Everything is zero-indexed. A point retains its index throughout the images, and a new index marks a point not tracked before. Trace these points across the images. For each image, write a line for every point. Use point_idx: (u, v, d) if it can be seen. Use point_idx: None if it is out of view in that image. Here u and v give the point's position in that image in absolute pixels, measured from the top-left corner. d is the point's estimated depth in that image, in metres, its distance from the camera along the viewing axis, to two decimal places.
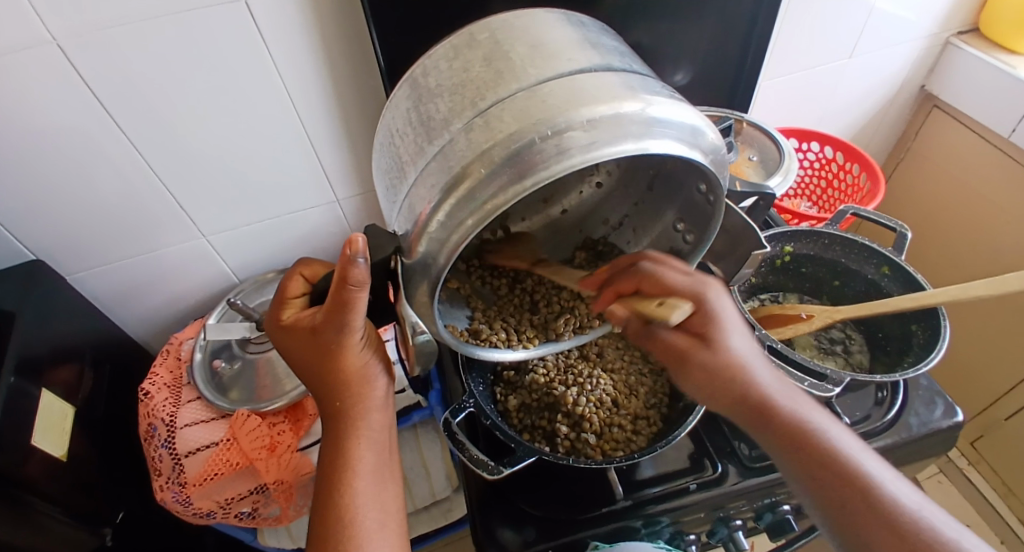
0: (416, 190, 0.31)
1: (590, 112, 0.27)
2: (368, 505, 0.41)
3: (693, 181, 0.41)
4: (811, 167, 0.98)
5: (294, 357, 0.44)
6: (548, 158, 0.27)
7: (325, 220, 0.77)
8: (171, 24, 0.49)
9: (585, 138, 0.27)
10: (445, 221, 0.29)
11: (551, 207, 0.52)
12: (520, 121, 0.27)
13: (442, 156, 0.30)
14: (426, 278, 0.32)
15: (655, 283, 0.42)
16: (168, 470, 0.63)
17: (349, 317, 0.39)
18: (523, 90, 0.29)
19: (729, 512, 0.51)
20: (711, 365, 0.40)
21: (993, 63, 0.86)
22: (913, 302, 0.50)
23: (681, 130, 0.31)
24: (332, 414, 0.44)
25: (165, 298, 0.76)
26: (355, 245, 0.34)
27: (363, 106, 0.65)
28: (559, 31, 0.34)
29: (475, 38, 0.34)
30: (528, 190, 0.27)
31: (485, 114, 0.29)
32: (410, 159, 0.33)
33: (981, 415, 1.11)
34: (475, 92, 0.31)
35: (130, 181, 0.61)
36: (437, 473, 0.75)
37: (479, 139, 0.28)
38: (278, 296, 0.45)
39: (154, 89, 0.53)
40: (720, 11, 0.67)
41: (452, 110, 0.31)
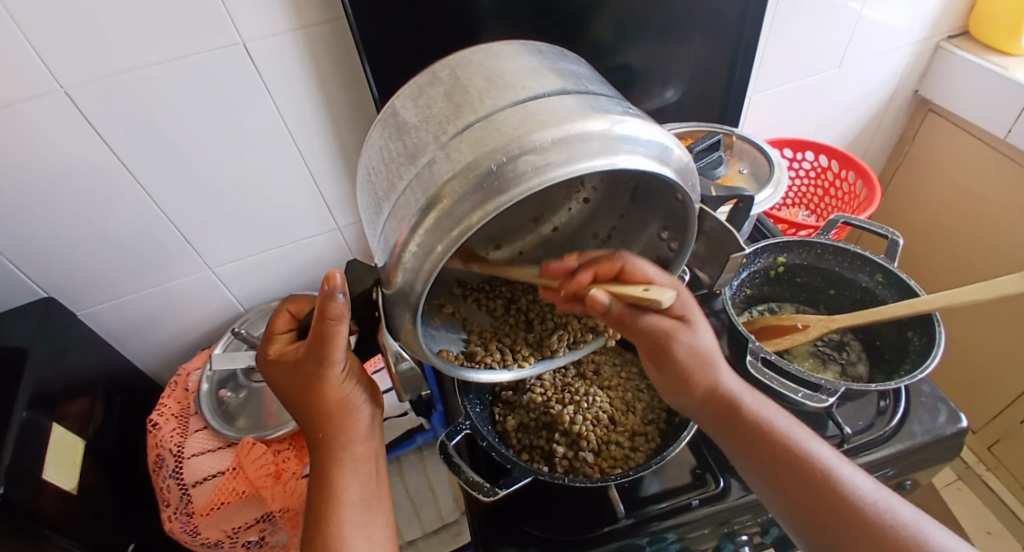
0: (391, 224, 0.33)
1: (544, 136, 0.28)
2: (355, 534, 0.42)
3: (671, 193, 0.42)
4: (807, 176, 0.99)
5: (280, 390, 0.45)
6: (503, 184, 0.28)
7: (327, 247, 0.79)
8: (173, 70, 0.52)
9: (540, 161, 0.28)
10: (416, 250, 0.31)
11: (541, 226, 0.53)
12: (477, 151, 0.29)
13: (410, 189, 0.31)
14: (407, 306, 0.34)
15: (638, 271, 0.41)
16: (176, 500, 0.64)
17: (330, 349, 0.40)
18: (481, 120, 0.30)
19: (734, 528, 0.51)
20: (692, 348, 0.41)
21: (985, 66, 0.87)
22: (907, 309, 0.50)
23: (648, 148, 0.32)
24: (317, 446, 0.44)
25: (175, 330, 0.78)
26: (334, 281, 0.36)
27: (362, 135, 0.67)
28: (516, 61, 0.36)
29: (438, 76, 0.36)
30: (489, 216, 0.28)
31: (445, 146, 0.30)
32: (384, 194, 0.35)
33: (998, 419, 1.09)
34: (438, 125, 0.32)
35: (136, 218, 0.63)
36: (444, 496, 0.74)
37: (442, 171, 0.29)
38: (266, 332, 0.47)
39: (157, 130, 0.56)
40: (705, 30, 0.69)
41: (418, 144, 0.33)
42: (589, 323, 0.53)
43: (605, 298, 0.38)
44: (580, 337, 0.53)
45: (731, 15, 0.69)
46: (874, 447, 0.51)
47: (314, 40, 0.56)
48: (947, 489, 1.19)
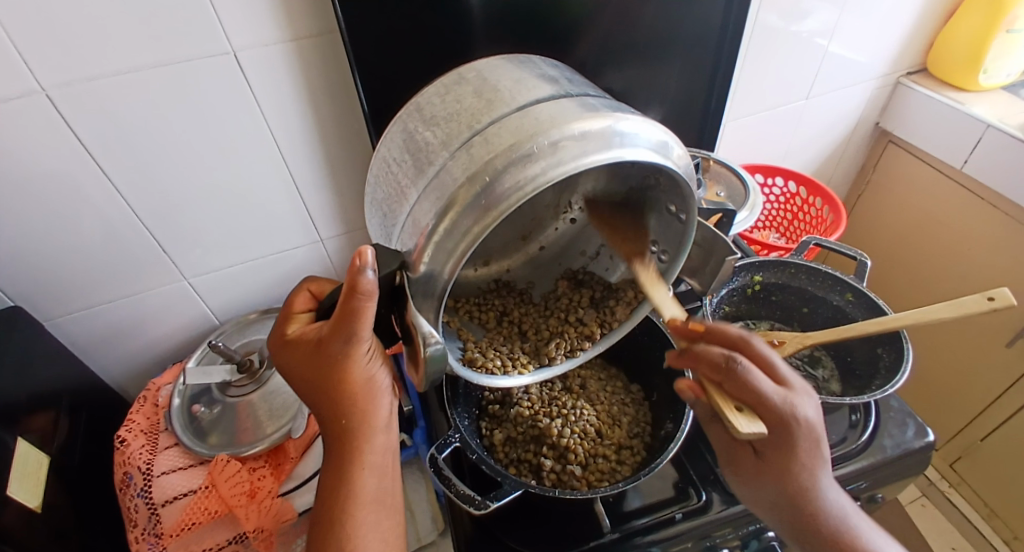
0: (419, 207, 0.33)
1: (581, 126, 0.30)
2: (368, 535, 0.41)
3: (663, 203, 0.45)
4: (777, 201, 1.04)
5: (296, 372, 0.43)
6: (545, 165, 0.29)
7: (308, 260, 0.78)
8: (171, 74, 0.52)
9: (577, 148, 0.30)
10: (449, 232, 0.31)
11: (529, 245, 0.55)
12: (516, 136, 0.30)
13: (444, 172, 0.32)
14: (430, 293, 0.33)
15: (743, 389, 0.37)
16: (144, 521, 0.61)
17: (356, 329, 0.38)
18: (516, 112, 0.33)
19: (716, 541, 0.51)
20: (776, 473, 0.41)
21: (944, 100, 0.94)
22: (878, 326, 0.52)
23: (653, 144, 0.34)
24: (337, 434, 0.43)
25: (146, 342, 0.76)
26: (365, 257, 0.34)
27: (351, 147, 0.67)
28: (533, 71, 0.39)
29: (464, 77, 0.39)
30: (528, 197, 0.29)
31: (481, 134, 0.32)
32: (409, 182, 0.36)
33: (960, 436, 1.14)
34: (469, 118, 0.34)
35: (114, 225, 0.61)
36: (423, 516, 0.72)
37: (480, 154, 0.30)
38: (283, 311, 0.45)
39: (144, 136, 0.55)
40: (684, 58, 0.72)
41: (448, 135, 0.34)
42: (584, 331, 0.53)
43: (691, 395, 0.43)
44: (575, 345, 0.52)
45: (708, 45, 0.73)
46: (847, 460, 0.53)
47: (306, 52, 0.56)
48: (914, 505, 1.23)
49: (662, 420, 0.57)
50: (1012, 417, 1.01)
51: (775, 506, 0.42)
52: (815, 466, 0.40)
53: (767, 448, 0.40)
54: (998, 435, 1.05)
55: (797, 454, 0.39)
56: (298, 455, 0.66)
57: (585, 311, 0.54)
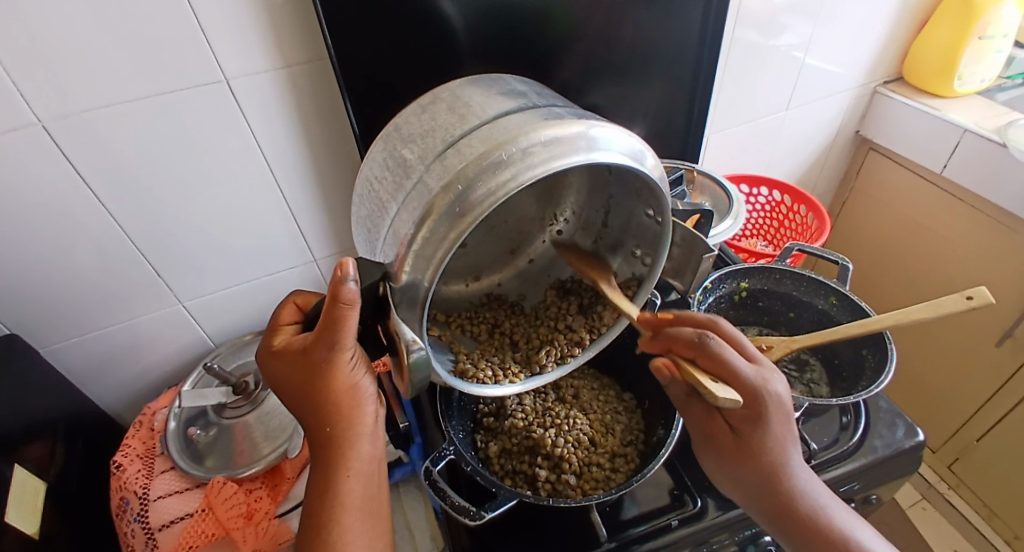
0: (398, 218, 0.34)
1: (547, 132, 0.32)
2: (356, 541, 0.42)
3: (640, 207, 0.46)
4: (762, 209, 1.06)
5: (282, 380, 0.43)
6: (515, 170, 0.30)
7: (302, 281, 0.78)
8: (166, 103, 0.53)
9: (545, 153, 0.31)
10: (428, 239, 0.32)
11: (518, 258, 0.56)
12: (488, 145, 0.31)
13: (421, 183, 0.33)
14: (414, 300, 0.34)
15: (715, 361, 0.41)
16: (140, 546, 0.60)
17: (339, 335, 0.39)
18: (486, 124, 0.34)
19: (713, 547, 0.52)
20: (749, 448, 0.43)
21: (920, 107, 0.98)
22: (861, 327, 0.54)
23: (622, 148, 0.35)
24: (321, 443, 0.43)
25: (142, 367, 0.76)
26: (346, 267, 0.35)
27: (343, 169, 0.68)
28: (503, 88, 0.41)
29: (438, 96, 0.41)
30: (501, 200, 0.30)
31: (455, 146, 0.33)
32: (389, 197, 0.37)
33: (956, 437, 1.14)
34: (444, 133, 0.36)
35: (110, 251, 0.62)
36: (422, 534, 0.72)
37: (453, 164, 0.32)
38: (271, 323, 0.46)
39: (140, 163, 0.56)
40: (664, 75, 0.75)
41: (424, 149, 0.36)
42: (574, 337, 0.53)
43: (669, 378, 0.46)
44: (566, 351, 0.53)
45: (687, 62, 0.75)
46: (838, 462, 0.54)
47: (297, 78, 0.58)
48: (914, 509, 1.22)
49: (655, 426, 0.58)
50: (1007, 415, 1.01)
51: (755, 489, 0.43)
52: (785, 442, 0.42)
53: (742, 422, 0.43)
54: (993, 434, 1.06)
55: (771, 427, 0.42)
56: (294, 475, 0.67)
57: (574, 318, 0.55)
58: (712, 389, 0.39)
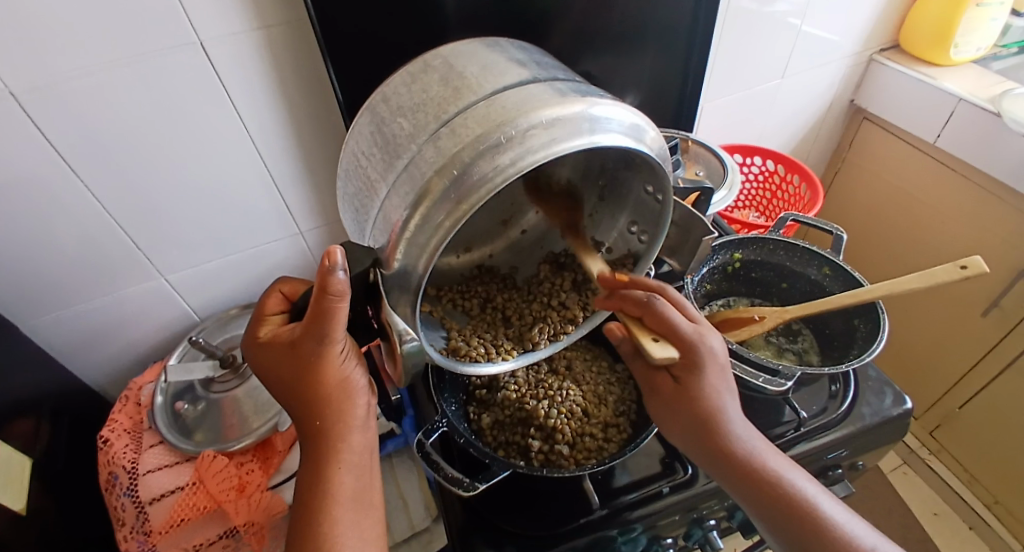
0: (390, 201, 0.33)
1: (548, 113, 0.30)
2: (348, 529, 0.40)
3: (640, 184, 0.45)
4: (756, 180, 1.05)
5: (270, 372, 0.43)
6: (514, 155, 0.29)
7: (288, 255, 0.76)
8: (141, 69, 0.50)
9: (546, 135, 0.29)
10: (421, 226, 0.30)
11: (510, 229, 0.55)
12: (484, 125, 0.30)
13: (414, 164, 0.31)
14: (406, 288, 0.33)
15: (657, 320, 0.42)
16: (132, 520, 0.60)
17: (329, 327, 0.37)
18: (482, 100, 0.32)
19: (702, 513, 0.53)
20: (690, 402, 0.43)
21: (915, 75, 0.96)
22: (852, 298, 0.53)
23: (623, 127, 0.33)
24: (313, 435, 0.43)
25: (126, 343, 0.74)
26: (334, 256, 0.33)
27: (327, 138, 0.66)
28: (500, 55, 0.39)
29: (429, 64, 0.38)
30: (498, 187, 0.29)
31: (449, 124, 0.31)
32: (379, 177, 0.35)
33: (938, 404, 1.18)
34: (437, 108, 0.33)
35: (90, 226, 0.59)
36: (415, 503, 0.72)
37: (447, 146, 0.30)
38: (256, 312, 0.45)
39: (116, 135, 0.53)
40: (659, 40, 0.72)
41: (416, 126, 0.34)
42: (567, 315, 0.53)
43: (620, 333, 0.49)
44: (560, 330, 0.52)
45: (683, 26, 0.72)
46: (827, 430, 0.55)
47: (275, 40, 0.54)
48: (895, 473, 1.27)
49: None
50: (989, 383, 1.04)
51: (693, 439, 0.43)
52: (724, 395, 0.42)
53: (681, 375, 0.43)
54: (976, 402, 1.09)
55: (707, 378, 0.42)
56: (285, 448, 0.67)
57: (568, 295, 0.53)
58: (649, 348, 0.40)
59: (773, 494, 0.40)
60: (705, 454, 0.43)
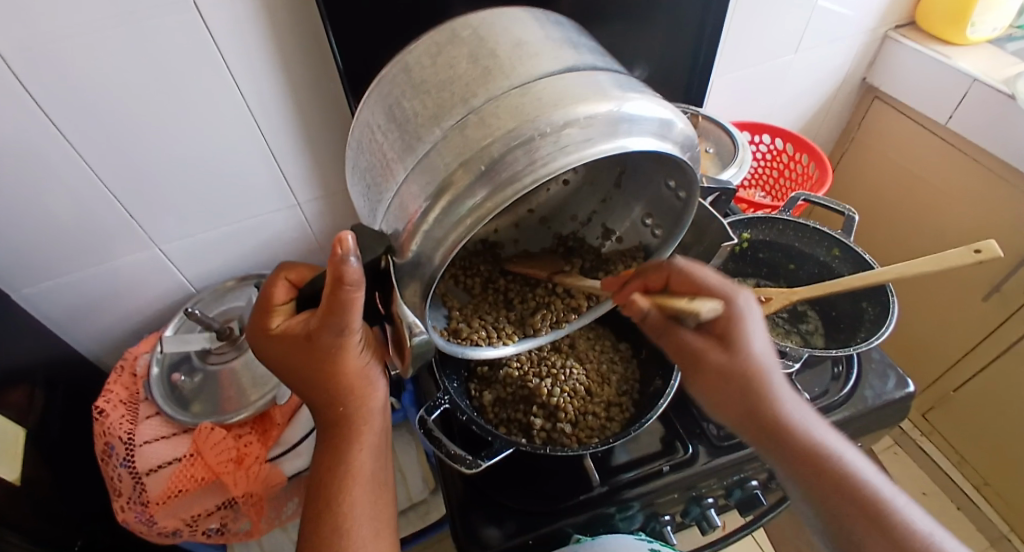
0: (407, 188, 0.30)
1: (586, 110, 0.28)
2: (365, 511, 0.41)
3: (662, 178, 0.43)
4: (764, 158, 1.02)
5: (286, 367, 0.39)
6: (546, 154, 0.27)
7: (285, 226, 0.74)
8: (131, 31, 0.47)
9: (581, 135, 0.27)
10: (440, 220, 0.28)
11: (518, 207, 0.52)
12: (516, 118, 0.27)
13: (435, 152, 0.29)
14: (417, 277, 0.31)
15: (686, 279, 0.42)
16: (129, 490, 0.60)
17: (348, 318, 0.35)
18: (516, 87, 0.29)
19: (700, 491, 0.53)
20: (727, 367, 0.40)
21: (930, 54, 0.93)
22: (862, 281, 0.51)
23: (656, 124, 0.31)
24: (333, 420, 0.42)
25: (120, 314, 0.73)
26: (346, 244, 0.31)
27: (325, 107, 0.63)
28: (538, 31, 0.35)
29: (458, 35, 0.34)
30: (528, 188, 0.27)
31: (479, 111, 0.28)
32: (395, 158, 0.32)
33: (933, 387, 1.18)
34: (465, 88, 0.30)
35: (80, 195, 0.58)
36: (414, 478, 0.74)
37: (474, 136, 0.28)
38: (261, 303, 0.40)
39: (105, 101, 0.51)
40: (673, 9, 0.69)
41: (439, 106, 0.30)
42: (572, 303, 0.53)
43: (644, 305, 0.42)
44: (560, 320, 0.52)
45: None
46: (829, 412, 0.54)
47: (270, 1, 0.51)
48: (886, 453, 1.28)
49: (653, 376, 0.57)
50: (986, 367, 1.05)
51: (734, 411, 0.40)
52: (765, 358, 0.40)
53: (717, 338, 0.41)
54: (971, 385, 1.10)
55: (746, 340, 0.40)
56: (284, 421, 0.66)
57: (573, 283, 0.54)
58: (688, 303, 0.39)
59: (822, 467, 0.38)
60: (746, 426, 0.40)
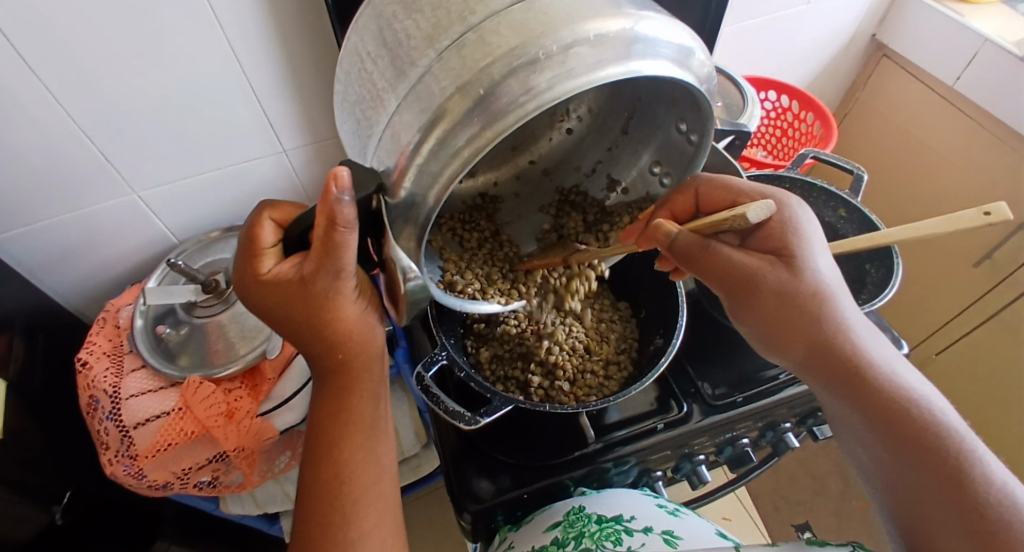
0: (400, 118, 0.28)
1: (596, 27, 0.25)
2: (368, 464, 0.41)
3: (672, 121, 0.40)
4: (768, 116, 0.99)
5: (278, 315, 0.37)
6: (552, 76, 0.24)
7: (270, 174, 0.70)
8: None
9: (591, 55, 0.25)
10: (436, 152, 0.26)
11: (519, 156, 0.50)
12: (520, 35, 0.25)
13: (430, 76, 0.26)
14: (412, 220, 0.29)
15: (720, 190, 0.43)
16: (116, 443, 0.60)
17: (343, 260, 0.33)
18: (520, 2, 0.26)
19: (693, 448, 0.54)
20: (785, 283, 0.40)
21: (943, 11, 0.89)
22: (868, 240, 0.46)
23: (671, 50, 0.28)
24: (333, 371, 0.40)
25: (98, 265, 0.70)
26: (341, 181, 0.29)
27: (311, 46, 0.58)
28: None
29: None
30: (531, 114, 0.24)
31: (479, 30, 0.26)
32: (386, 86, 0.29)
33: (916, 351, 1.21)
34: (462, 4, 0.27)
35: (46, 134, 0.53)
36: (407, 432, 0.74)
37: (474, 57, 0.25)
38: (246, 246, 0.36)
39: (66, 29, 0.46)
40: None
41: (435, 27, 0.27)
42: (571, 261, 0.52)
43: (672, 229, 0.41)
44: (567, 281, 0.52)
45: None
46: None
47: None
48: None
49: (652, 334, 0.57)
50: (970, 332, 1.07)
51: (787, 336, 0.40)
52: (821, 274, 0.40)
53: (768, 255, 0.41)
54: (953, 348, 1.12)
55: (798, 254, 0.40)
56: (275, 376, 0.65)
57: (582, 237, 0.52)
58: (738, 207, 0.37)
59: (875, 390, 0.37)
60: (800, 352, 0.40)
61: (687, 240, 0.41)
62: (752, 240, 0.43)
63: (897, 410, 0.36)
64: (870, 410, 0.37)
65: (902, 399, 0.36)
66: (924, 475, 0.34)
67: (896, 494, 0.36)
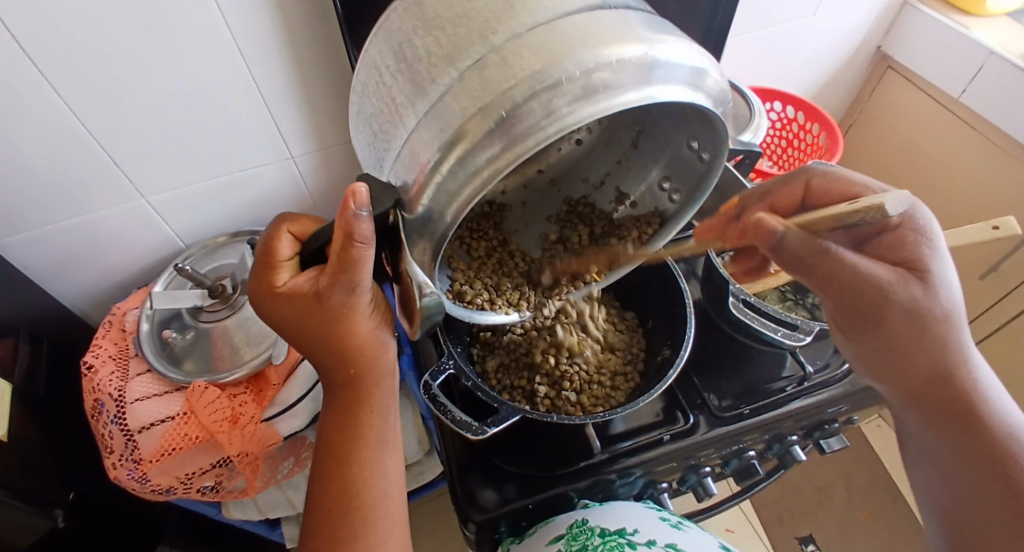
0: (419, 135, 0.28)
1: (616, 51, 0.25)
2: (376, 472, 0.41)
3: (684, 137, 0.40)
4: (773, 126, 1.00)
5: (288, 327, 0.37)
6: (573, 100, 0.24)
7: (278, 180, 0.70)
8: None
9: (611, 79, 0.25)
10: (455, 171, 0.26)
11: (529, 166, 0.50)
12: (541, 58, 0.25)
13: (450, 95, 0.26)
14: (429, 235, 0.29)
15: None
16: (120, 447, 0.59)
17: (360, 275, 0.33)
18: (540, 24, 0.26)
19: (699, 460, 0.53)
20: (915, 304, 0.38)
21: (948, 23, 0.89)
22: None
23: (687, 72, 0.28)
24: (341, 385, 0.40)
25: (104, 269, 0.70)
26: (358, 197, 0.29)
27: (320, 54, 0.59)
28: None
29: None
30: (551, 138, 0.25)
31: (501, 51, 0.26)
32: (405, 102, 0.29)
33: None
34: (482, 24, 0.27)
35: (58, 139, 0.54)
36: (410, 439, 0.74)
37: (495, 78, 0.25)
38: (262, 259, 0.36)
39: (80, 36, 0.47)
40: None
41: (455, 45, 0.27)
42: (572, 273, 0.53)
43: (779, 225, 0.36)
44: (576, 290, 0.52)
45: None
46: (828, 386, 0.54)
47: None
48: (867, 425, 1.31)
49: (658, 346, 0.57)
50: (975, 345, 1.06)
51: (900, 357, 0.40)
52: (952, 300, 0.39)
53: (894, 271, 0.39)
54: None
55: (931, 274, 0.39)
56: (280, 382, 0.65)
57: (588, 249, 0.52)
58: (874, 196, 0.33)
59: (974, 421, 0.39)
60: (914, 375, 0.40)
61: (799, 240, 0.36)
62: (873, 245, 0.42)
63: (998, 445, 0.39)
64: (965, 438, 0.40)
65: (1008, 432, 0.39)
66: (1004, 513, 0.37)
67: (964, 516, 0.40)
